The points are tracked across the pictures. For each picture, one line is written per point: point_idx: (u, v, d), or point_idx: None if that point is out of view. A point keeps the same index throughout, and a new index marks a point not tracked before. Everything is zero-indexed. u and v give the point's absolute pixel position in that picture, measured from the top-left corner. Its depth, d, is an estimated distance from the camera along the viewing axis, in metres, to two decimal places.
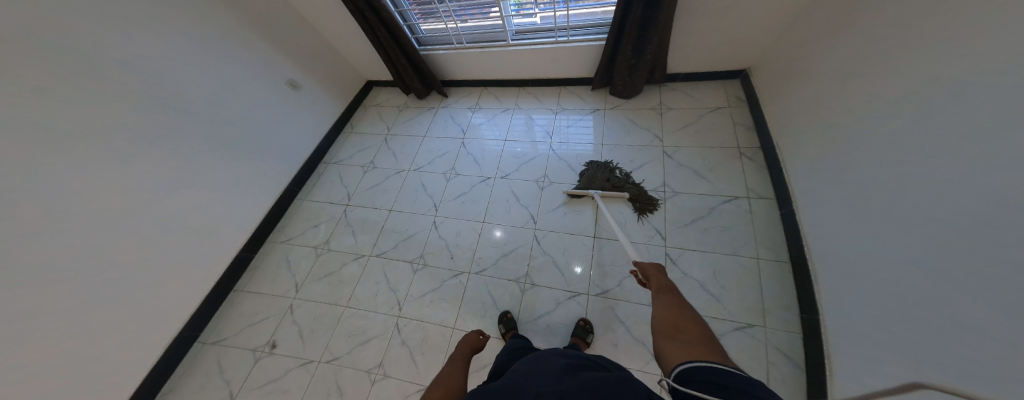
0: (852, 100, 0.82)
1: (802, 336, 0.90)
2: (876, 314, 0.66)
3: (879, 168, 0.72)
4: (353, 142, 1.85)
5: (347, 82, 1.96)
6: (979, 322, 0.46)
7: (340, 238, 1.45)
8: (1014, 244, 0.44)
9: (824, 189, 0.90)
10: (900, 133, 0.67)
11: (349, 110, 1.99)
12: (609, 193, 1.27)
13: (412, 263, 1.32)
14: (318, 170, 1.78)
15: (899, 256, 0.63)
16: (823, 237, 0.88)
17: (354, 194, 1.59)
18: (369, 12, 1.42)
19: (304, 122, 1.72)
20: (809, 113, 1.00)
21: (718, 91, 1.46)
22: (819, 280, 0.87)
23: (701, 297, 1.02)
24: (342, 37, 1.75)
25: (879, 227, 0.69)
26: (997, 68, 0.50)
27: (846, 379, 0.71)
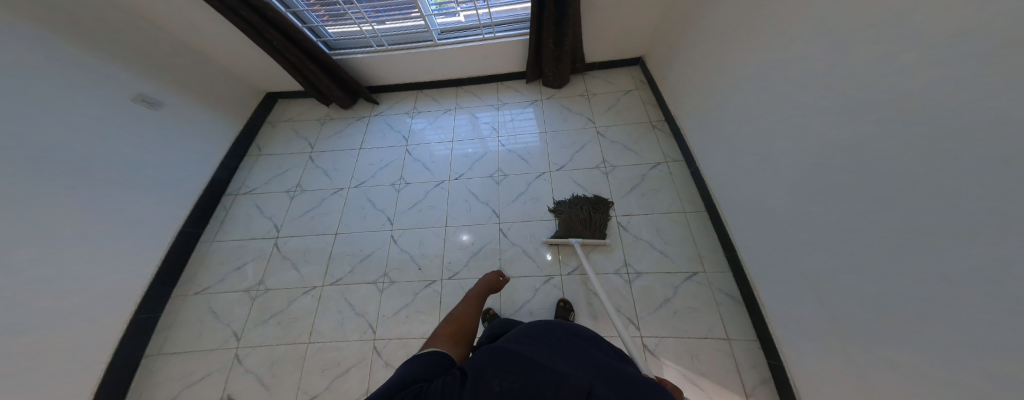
0: (722, 73, 1.11)
1: (732, 273, 1.15)
2: (780, 235, 0.90)
3: (754, 127, 0.99)
4: (268, 166, 1.58)
5: (237, 97, 1.67)
6: (848, 225, 0.68)
7: (278, 275, 1.26)
8: (854, 166, 0.66)
9: (712, 146, 1.22)
10: (763, 100, 0.94)
11: (249, 128, 1.69)
12: (590, 240, 1.25)
13: (377, 283, 1.24)
14: (223, 204, 1.47)
15: (781, 189, 0.89)
16: (725, 185, 1.16)
17: (284, 225, 1.38)
18: (248, 11, 1.25)
19: (189, 153, 1.41)
20: (694, 90, 1.30)
21: (627, 77, 1.74)
22: (732, 224, 1.14)
23: (653, 254, 1.22)
24: (213, 41, 1.47)
25: (762, 172, 0.96)
26: (813, 47, 0.75)
27: (772, 293, 0.95)
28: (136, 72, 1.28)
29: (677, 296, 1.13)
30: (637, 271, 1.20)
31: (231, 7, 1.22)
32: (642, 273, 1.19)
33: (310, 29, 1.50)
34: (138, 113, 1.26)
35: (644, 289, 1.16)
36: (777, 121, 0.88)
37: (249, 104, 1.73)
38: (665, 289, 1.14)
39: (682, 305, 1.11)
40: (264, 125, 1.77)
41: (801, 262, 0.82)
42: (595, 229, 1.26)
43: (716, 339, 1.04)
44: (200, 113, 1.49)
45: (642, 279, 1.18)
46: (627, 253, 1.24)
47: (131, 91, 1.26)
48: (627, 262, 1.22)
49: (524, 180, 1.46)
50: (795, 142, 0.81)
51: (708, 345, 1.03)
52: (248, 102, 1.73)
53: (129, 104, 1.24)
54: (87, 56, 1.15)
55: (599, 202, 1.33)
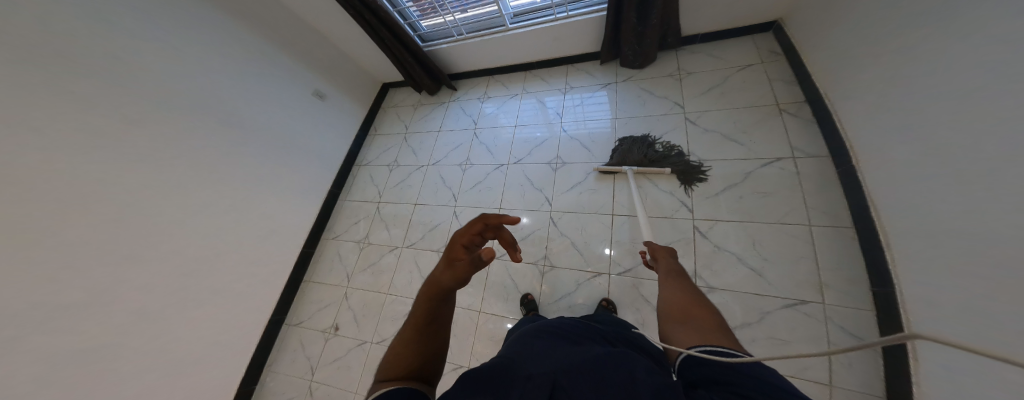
0: (936, 10, 0.67)
1: (875, 312, 0.77)
2: (975, 284, 0.53)
3: (976, 104, 0.57)
4: (379, 143, 2.02)
5: (364, 88, 2.15)
6: None
7: (377, 232, 1.63)
8: None
9: (883, 135, 0.79)
10: (1005, 52, 0.53)
11: (370, 113, 2.18)
12: (648, 170, 1.17)
13: (439, 251, 1.44)
14: (353, 172, 1.97)
15: (999, 209, 0.51)
16: (891, 193, 0.75)
17: (383, 191, 1.76)
18: (369, 15, 1.56)
19: (337, 131, 1.92)
20: (864, 49, 0.86)
21: (750, 47, 1.31)
22: (891, 248, 0.74)
23: (740, 271, 0.93)
24: (350, 45, 1.93)
25: (968, 174, 0.57)
26: None
27: (943, 371, 0.59)
28: (312, 73, 1.82)
29: (762, 324, 0.86)
30: (709, 286, 0.95)
31: (360, 12, 1.57)
32: (715, 289, 0.94)
33: (410, 24, 1.75)
34: (315, 104, 1.83)
35: (716, 307, 0.91)
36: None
37: (370, 92, 2.21)
38: (745, 312, 0.88)
39: (767, 335, 0.84)
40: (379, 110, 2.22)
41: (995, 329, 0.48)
42: (656, 161, 1.18)
43: (811, 383, 0.79)
44: (343, 102, 1.99)
45: (715, 296, 0.93)
46: (700, 264, 0.98)
47: (312, 88, 1.81)
48: (698, 274, 0.97)
49: (583, 170, 1.34)
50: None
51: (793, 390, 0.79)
52: (371, 92, 2.21)
53: (309, 97, 1.79)
54: (287, 62, 1.70)
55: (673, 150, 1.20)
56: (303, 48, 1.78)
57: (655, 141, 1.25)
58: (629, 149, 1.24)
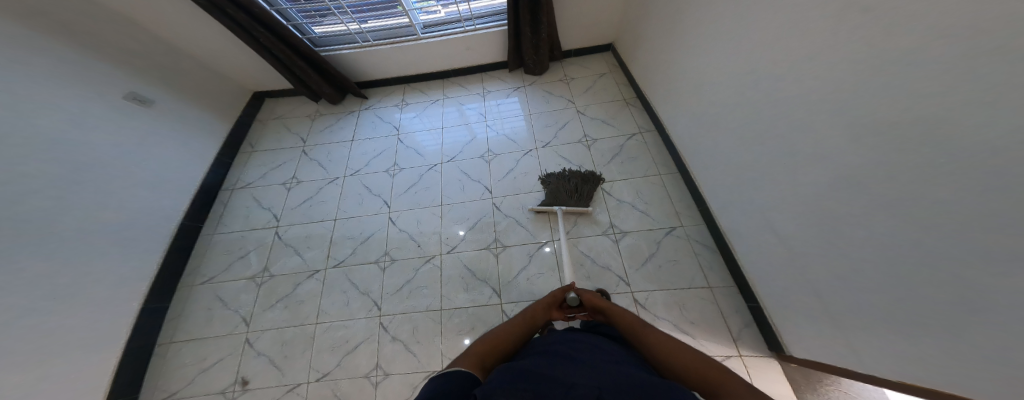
0: (680, 39, 1.25)
1: (707, 224, 1.25)
2: (741, 178, 1.02)
3: (711, 87, 1.10)
4: (261, 162, 1.63)
5: (225, 95, 1.71)
6: (790, 148, 0.80)
7: (282, 260, 1.31)
8: (785, 99, 0.79)
9: (677, 111, 1.35)
10: (715, 61, 1.07)
11: (240, 126, 1.74)
12: (575, 209, 1.33)
13: (379, 262, 1.31)
14: (220, 199, 1.52)
15: (740, 139, 1.00)
16: (691, 143, 1.28)
17: (283, 214, 1.43)
18: (232, 9, 1.32)
19: (182, 149, 1.44)
20: (659, 62, 1.44)
21: (602, 61, 1.87)
22: (699, 176, 1.26)
23: (635, 214, 1.32)
24: (197, 39, 1.52)
25: (720, 122, 1.09)
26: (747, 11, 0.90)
27: (738, 230, 1.07)
28: (122, 69, 1.32)
29: (659, 251, 1.24)
30: (622, 230, 1.30)
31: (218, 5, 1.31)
32: (627, 233, 1.30)
33: (295, 26, 1.58)
34: (133, 111, 1.32)
35: (630, 246, 1.26)
36: (732, 67, 0.99)
37: (237, 102, 1.77)
38: (648, 244, 1.25)
39: (665, 259, 1.22)
40: (254, 122, 1.81)
41: (763, 198, 0.93)
42: (581, 199, 1.35)
43: (699, 289, 1.14)
44: (191, 110, 1.53)
45: (628, 238, 1.28)
46: (612, 215, 1.34)
47: (124, 89, 1.31)
48: (613, 223, 1.32)
49: (511, 158, 1.55)
50: (749, 76, 0.91)
51: (690, 294, 1.13)
52: (236, 97, 1.77)
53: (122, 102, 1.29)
54: (67, 49, 1.17)
55: (590, 177, 1.40)
56: (104, 34, 1.29)
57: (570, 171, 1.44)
58: (556, 188, 1.38)
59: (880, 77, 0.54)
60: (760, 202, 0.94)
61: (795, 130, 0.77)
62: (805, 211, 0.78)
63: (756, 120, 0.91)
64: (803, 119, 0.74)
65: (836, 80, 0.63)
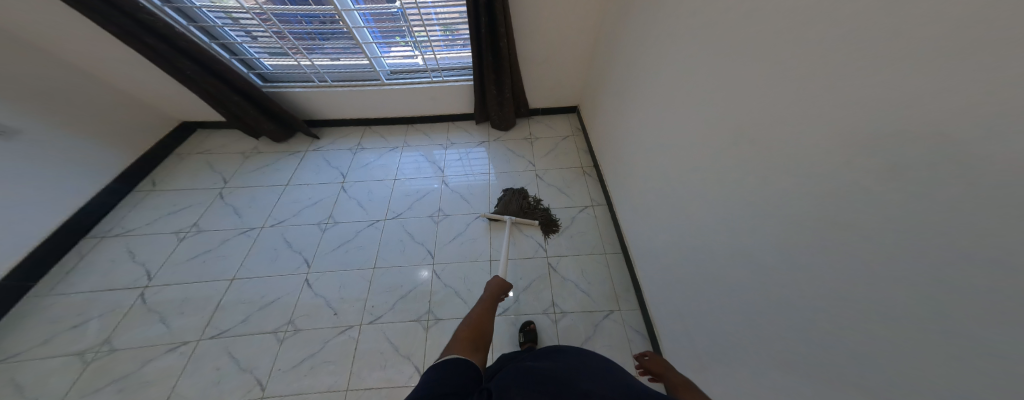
0: (629, 130, 1.33)
1: (642, 309, 1.26)
2: (673, 280, 1.05)
3: (652, 187, 1.17)
4: (156, 204, 1.63)
5: (135, 126, 1.71)
6: (719, 274, 0.82)
7: (135, 330, 1.24)
8: (715, 230, 0.82)
9: (621, 194, 1.43)
10: (655, 164, 1.14)
11: (145, 162, 1.75)
12: (520, 219, 1.49)
13: (277, 333, 1.26)
14: (79, 249, 1.45)
15: (671, 243, 1.05)
16: (634, 229, 1.32)
17: (160, 271, 1.40)
18: (157, 42, 1.28)
19: (57, 188, 1.41)
20: (612, 142, 1.51)
21: (566, 123, 1.92)
22: (638, 261, 1.29)
23: (577, 294, 1.31)
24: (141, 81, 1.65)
25: (658, 221, 1.14)
26: (677, 134, 0.98)
27: (669, 328, 1.08)
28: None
29: (595, 335, 1.20)
30: (562, 310, 1.28)
31: (137, 36, 1.24)
32: (567, 313, 1.27)
33: (244, 60, 1.56)
34: None
35: (568, 328, 1.23)
36: (672, 171, 1.02)
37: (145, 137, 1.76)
38: (585, 328, 1.22)
39: (600, 344, 1.18)
40: (172, 157, 1.85)
41: (693, 308, 0.95)
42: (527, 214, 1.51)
43: None
44: (68, 140, 1.46)
45: (567, 318, 1.25)
46: (555, 293, 1.32)
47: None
48: (554, 302, 1.30)
49: (462, 221, 1.55)
50: (686, 186, 0.95)
51: None
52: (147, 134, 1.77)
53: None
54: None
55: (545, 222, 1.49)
56: None
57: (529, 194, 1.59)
58: (509, 200, 1.54)
59: (804, 259, 0.55)
60: (693, 307, 0.94)
61: (726, 259, 0.79)
62: (729, 344, 0.79)
63: (688, 231, 0.95)
64: (729, 258, 0.77)
65: (766, 226, 0.64)
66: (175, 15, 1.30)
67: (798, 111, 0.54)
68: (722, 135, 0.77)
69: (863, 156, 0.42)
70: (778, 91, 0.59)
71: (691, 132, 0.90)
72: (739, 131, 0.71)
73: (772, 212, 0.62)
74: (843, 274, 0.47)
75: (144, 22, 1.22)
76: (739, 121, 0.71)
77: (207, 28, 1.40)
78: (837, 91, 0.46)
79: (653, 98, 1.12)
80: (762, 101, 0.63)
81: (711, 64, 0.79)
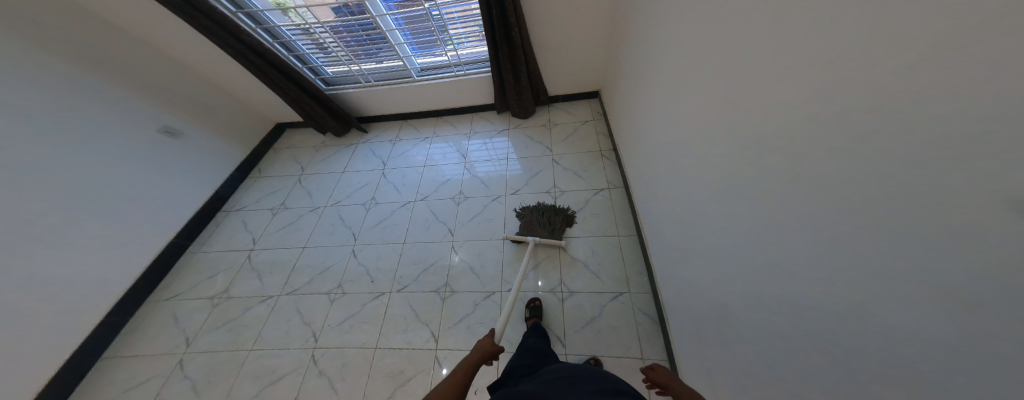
0: (645, 104, 1.26)
1: (653, 294, 1.20)
2: (686, 258, 0.98)
3: (666, 161, 1.10)
4: (259, 187, 2.11)
5: (249, 130, 2.26)
6: (729, 245, 0.75)
7: (241, 285, 1.64)
8: (726, 195, 0.75)
9: (638, 173, 1.36)
10: (669, 136, 1.07)
11: (254, 155, 2.27)
12: (546, 240, 1.35)
13: (329, 294, 1.53)
14: (216, 218, 1.97)
15: (686, 218, 0.97)
16: (649, 209, 1.25)
17: (258, 239, 1.82)
18: (254, 56, 1.66)
19: (201, 174, 1.96)
20: (629, 120, 1.44)
21: (587, 108, 1.89)
22: (652, 244, 1.22)
23: (586, 275, 1.30)
24: (250, 94, 2.18)
25: (671, 198, 1.07)
26: (688, 99, 0.92)
27: (680, 313, 1.01)
28: (158, 107, 1.81)
29: (602, 316, 1.18)
30: (570, 290, 1.28)
31: (241, 53, 1.64)
32: (574, 293, 1.26)
33: (312, 68, 1.92)
34: (161, 141, 1.81)
35: (574, 307, 1.23)
36: (686, 139, 0.95)
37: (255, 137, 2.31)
38: (591, 308, 1.20)
39: (606, 325, 1.16)
40: (270, 150, 2.36)
41: (705, 288, 0.87)
42: (552, 232, 1.38)
43: (633, 360, 1.08)
44: (208, 140, 2.02)
45: (573, 298, 1.25)
46: (563, 273, 1.32)
47: (156, 124, 1.79)
48: (562, 281, 1.31)
49: (480, 204, 1.65)
50: (699, 152, 0.87)
51: (620, 367, 1.07)
52: (257, 134, 2.33)
53: (153, 134, 1.78)
54: (109, 83, 1.63)
55: (560, 211, 1.43)
56: (150, 77, 1.79)
57: (553, 207, 1.46)
58: (530, 219, 1.43)
59: (808, 210, 0.49)
60: (707, 286, 0.86)
61: (735, 227, 0.72)
62: (739, 324, 0.72)
63: (699, 203, 0.89)
64: (740, 224, 0.70)
65: (773, 177, 0.58)
66: (263, 33, 1.67)
67: (808, 37, 0.47)
68: (733, 87, 0.69)
69: (874, 64, 0.35)
70: (783, 31, 0.53)
71: (701, 91, 0.83)
72: (749, 77, 0.63)
73: (785, 161, 0.54)
74: (857, 211, 0.40)
75: (244, 41, 1.61)
76: (749, 67, 0.63)
77: (286, 43, 1.77)
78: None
79: (665, 64, 1.05)
80: (771, 38, 0.56)
81: (722, 9, 0.71)
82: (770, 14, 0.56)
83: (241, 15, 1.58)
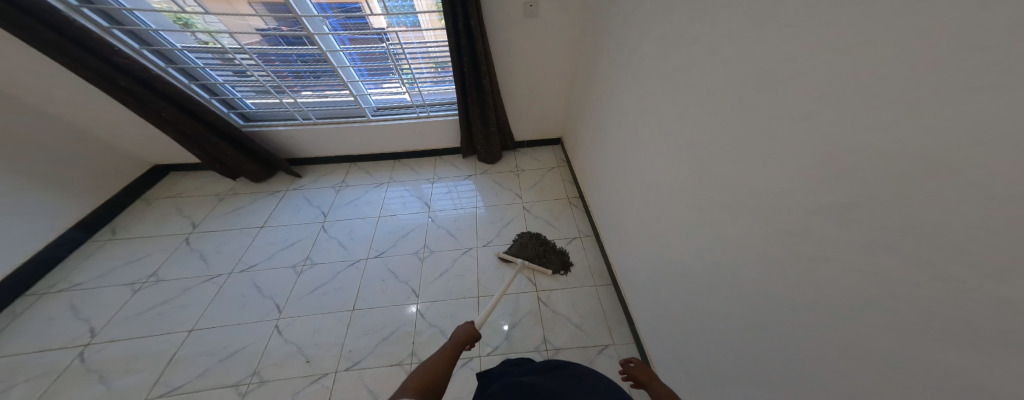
0: (610, 164, 1.39)
1: (636, 343, 1.23)
2: (661, 311, 1.06)
3: (634, 221, 1.21)
4: (113, 254, 1.49)
5: (108, 169, 1.64)
6: (705, 311, 0.83)
7: (66, 395, 1.07)
8: (696, 263, 0.86)
9: (607, 224, 1.46)
10: (637, 198, 1.18)
11: (109, 208, 1.63)
12: (534, 265, 1.42)
13: (239, 386, 1.12)
14: (14, 307, 1.28)
15: (658, 276, 1.07)
16: (622, 259, 1.33)
17: (104, 328, 1.25)
18: (130, 83, 1.24)
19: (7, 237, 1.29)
20: (594, 174, 1.56)
21: (550, 155, 1.98)
22: (628, 294, 1.28)
23: (569, 329, 1.27)
24: (116, 127, 1.59)
25: (642, 254, 1.17)
26: (655, 170, 1.04)
27: (666, 368, 1.04)
28: None
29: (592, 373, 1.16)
30: (555, 346, 1.23)
31: (108, 77, 1.20)
32: (560, 349, 1.22)
33: (225, 100, 1.54)
34: None
35: None
36: (656, 205, 1.05)
37: (113, 176, 1.67)
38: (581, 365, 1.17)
39: None
40: (137, 202, 1.75)
41: (684, 345, 0.94)
42: (543, 261, 1.44)
43: None
44: (29, 186, 1.37)
45: (559, 356, 1.20)
46: (546, 330, 1.27)
47: None
48: (547, 339, 1.25)
49: (449, 257, 1.50)
50: (671, 219, 0.96)
51: None
52: (122, 172, 1.70)
53: None
54: None
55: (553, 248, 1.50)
56: None
57: (549, 240, 1.54)
58: (524, 241, 1.49)
59: (783, 302, 0.58)
60: (687, 342, 0.92)
61: (709, 297, 0.81)
62: (726, 386, 0.77)
63: (669, 268, 0.99)
64: (713, 294, 0.79)
65: (744, 263, 0.68)
66: (152, 56, 1.28)
67: (771, 162, 0.57)
68: (700, 169, 0.79)
69: (846, 201, 0.44)
70: (739, 152, 0.66)
71: (668, 169, 0.95)
72: (716, 164, 0.73)
73: (759, 248, 0.63)
74: (845, 312, 0.46)
75: (116, 63, 1.19)
76: (714, 157, 0.74)
77: (188, 69, 1.39)
78: (813, 128, 0.48)
79: (629, 134, 1.19)
80: (734, 148, 0.67)
81: (685, 102, 0.84)
82: (728, 122, 0.68)
83: (116, 32, 1.18)
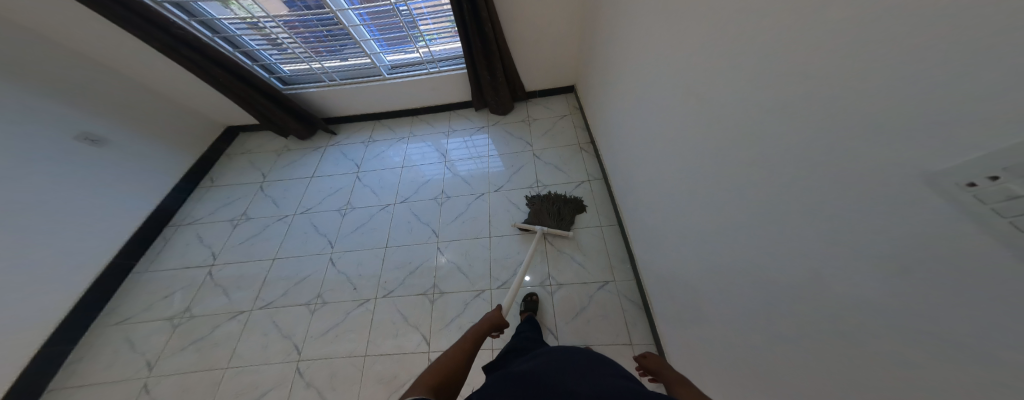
0: (615, 100, 1.33)
1: (636, 281, 1.27)
2: (658, 241, 1.06)
3: (635, 155, 1.18)
4: (213, 197, 1.94)
5: (197, 132, 2.08)
6: (690, 228, 0.83)
7: (206, 301, 1.52)
8: (682, 180, 0.84)
9: (613, 164, 1.43)
10: (637, 128, 1.14)
11: (203, 161, 2.08)
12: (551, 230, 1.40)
13: (310, 304, 1.46)
14: (164, 234, 1.79)
15: (654, 205, 1.05)
16: (626, 198, 1.31)
17: (219, 252, 1.69)
18: (187, 50, 1.51)
19: (143, 183, 1.78)
20: (602, 114, 1.50)
21: (563, 102, 1.93)
22: (631, 232, 1.29)
23: (572, 266, 1.35)
24: (197, 99, 2.00)
25: (643, 188, 1.14)
26: (651, 93, 0.98)
27: (659, 295, 1.08)
28: (78, 110, 1.61)
29: (591, 305, 1.24)
30: (558, 282, 1.32)
31: (171, 47, 1.48)
32: (562, 284, 1.31)
33: (264, 66, 1.79)
34: (82, 149, 1.60)
35: (563, 298, 1.27)
36: (651, 128, 1.01)
37: (204, 139, 2.11)
38: (580, 298, 1.26)
39: (595, 312, 1.22)
40: (222, 158, 2.16)
41: (675, 270, 0.95)
42: (561, 222, 1.43)
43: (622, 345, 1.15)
44: (151, 148, 1.84)
45: (562, 290, 1.30)
46: (551, 266, 1.36)
47: (74, 130, 1.58)
48: (551, 274, 1.34)
49: (462, 202, 1.64)
50: (663, 141, 0.93)
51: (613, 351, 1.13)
52: (208, 134, 2.14)
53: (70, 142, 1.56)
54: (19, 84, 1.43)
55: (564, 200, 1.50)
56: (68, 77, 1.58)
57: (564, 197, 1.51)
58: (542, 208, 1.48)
59: (749, 194, 0.57)
60: (676, 268, 0.94)
61: (695, 213, 0.79)
62: (703, 298, 0.80)
63: (664, 192, 0.97)
64: (696, 207, 0.78)
65: (717, 168, 0.66)
66: (199, 26, 1.53)
67: (745, 46, 0.53)
68: (692, 77, 0.72)
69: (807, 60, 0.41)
70: (717, 38, 0.61)
71: (661, 86, 0.90)
72: (700, 66, 0.68)
73: (732, 145, 0.60)
74: (797, 184, 0.44)
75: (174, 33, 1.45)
76: (700, 59, 0.68)
77: (229, 38, 1.63)
78: None
79: (630, 60, 1.12)
80: (716, 43, 0.62)
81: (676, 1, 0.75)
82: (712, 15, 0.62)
83: (167, 6, 1.43)
